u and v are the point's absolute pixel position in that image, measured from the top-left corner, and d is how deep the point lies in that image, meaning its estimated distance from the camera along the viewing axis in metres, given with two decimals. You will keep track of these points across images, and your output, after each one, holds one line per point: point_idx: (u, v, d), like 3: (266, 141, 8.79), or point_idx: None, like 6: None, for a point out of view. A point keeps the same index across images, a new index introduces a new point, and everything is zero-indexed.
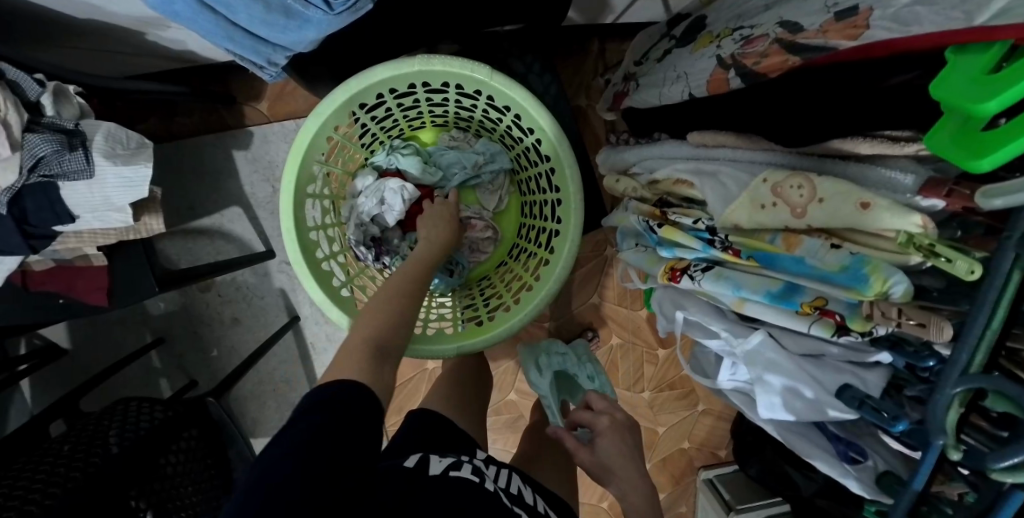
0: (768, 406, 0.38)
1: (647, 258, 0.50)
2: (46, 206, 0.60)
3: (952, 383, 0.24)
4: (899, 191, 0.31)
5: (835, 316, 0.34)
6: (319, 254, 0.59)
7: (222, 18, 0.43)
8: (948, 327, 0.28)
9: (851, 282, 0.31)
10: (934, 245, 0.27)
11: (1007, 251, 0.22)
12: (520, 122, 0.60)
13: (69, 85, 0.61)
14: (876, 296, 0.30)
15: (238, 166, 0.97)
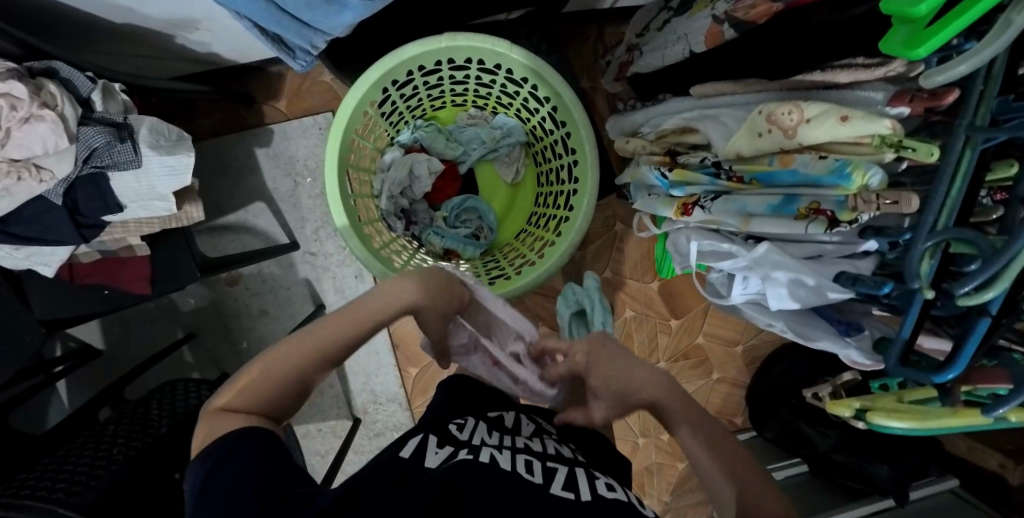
0: (777, 296, 0.43)
1: (657, 202, 0.55)
2: (96, 196, 0.64)
3: (924, 239, 0.30)
4: (873, 105, 0.35)
5: (827, 214, 0.38)
6: (360, 218, 0.63)
7: (272, 6, 0.48)
8: (915, 198, 0.33)
9: (838, 181, 0.35)
10: (901, 140, 0.31)
11: (960, 134, 0.28)
12: (537, 92, 0.65)
13: (113, 83, 0.65)
14: (859, 189, 0.34)
15: (260, 162, 1.02)
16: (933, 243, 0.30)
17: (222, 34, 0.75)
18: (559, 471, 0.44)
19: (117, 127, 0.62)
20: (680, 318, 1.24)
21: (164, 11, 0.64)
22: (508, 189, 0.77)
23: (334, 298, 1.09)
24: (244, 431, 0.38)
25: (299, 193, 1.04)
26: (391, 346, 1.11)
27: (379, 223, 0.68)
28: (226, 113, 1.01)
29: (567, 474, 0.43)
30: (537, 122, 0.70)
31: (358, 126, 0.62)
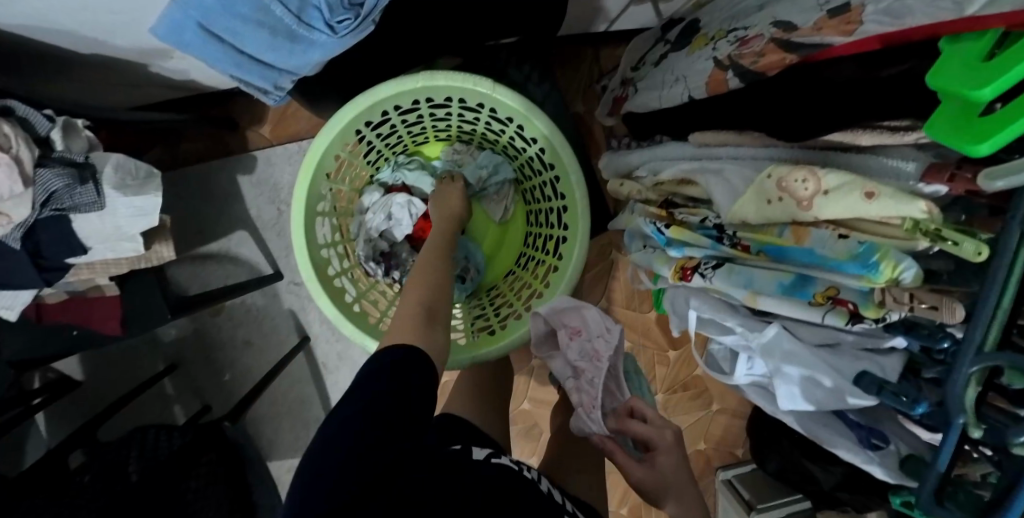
0: (789, 396, 0.39)
1: (656, 259, 0.51)
2: (58, 239, 0.61)
3: (967, 363, 0.25)
4: (903, 179, 0.31)
5: (848, 305, 0.35)
6: (330, 270, 0.60)
7: (230, 47, 0.45)
8: (961, 308, 0.29)
9: (863, 270, 0.31)
10: (941, 230, 0.28)
11: (1014, 231, 0.24)
12: (523, 132, 0.61)
13: (78, 118, 0.61)
14: (888, 281, 0.31)
15: (243, 189, 0.98)
16: (980, 369, 0.25)
17: (198, 63, 0.71)
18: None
19: (80, 167, 0.58)
20: (679, 347, 1.20)
21: (134, 42, 0.61)
22: (497, 227, 0.74)
23: (321, 329, 1.05)
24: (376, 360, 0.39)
25: (284, 222, 1.00)
26: None
27: (356, 268, 0.65)
28: (208, 139, 0.97)
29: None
30: (525, 160, 0.67)
31: (330, 171, 0.59)
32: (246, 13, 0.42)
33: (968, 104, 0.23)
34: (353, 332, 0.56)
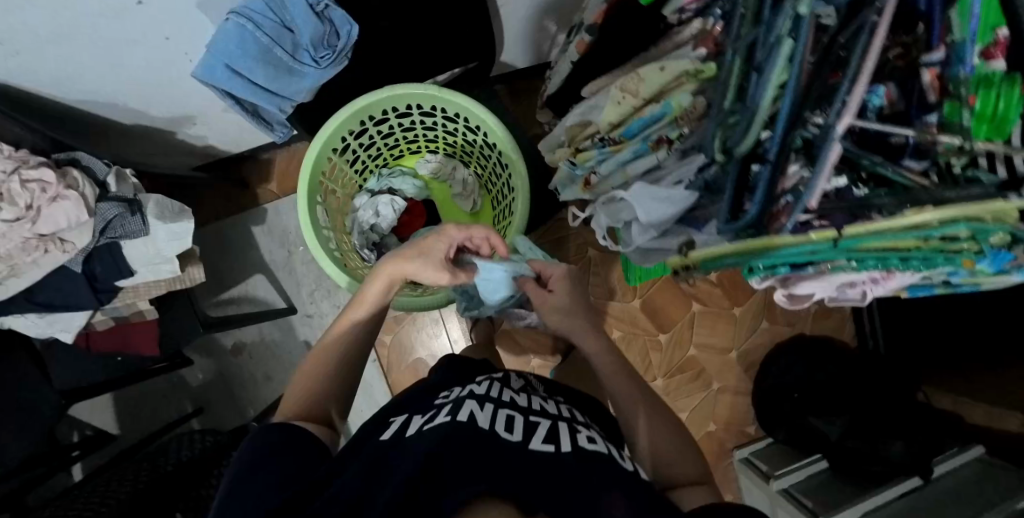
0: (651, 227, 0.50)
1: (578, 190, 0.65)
2: (111, 264, 0.75)
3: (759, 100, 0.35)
4: (682, 55, 0.47)
5: (666, 139, 0.50)
6: (334, 247, 0.74)
7: (247, 81, 0.61)
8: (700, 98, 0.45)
9: (666, 109, 0.48)
10: (697, 68, 0.45)
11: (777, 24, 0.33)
12: (472, 126, 0.77)
13: (127, 170, 0.77)
14: (679, 110, 0.47)
15: (257, 238, 1.13)
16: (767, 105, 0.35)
17: (217, 128, 0.89)
18: (541, 424, 0.53)
19: (130, 204, 0.73)
20: (668, 331, 1.27)
21: (166, 111, 0.79)
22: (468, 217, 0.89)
23: None
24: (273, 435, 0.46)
25: (294, 262, 1.13)
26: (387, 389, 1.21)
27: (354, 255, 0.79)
28: (222, 198, 1.12)
29: (549, 428, 0.52)
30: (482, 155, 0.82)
31: (323, 172, 0.72)
32: (255, 53, 0.59)
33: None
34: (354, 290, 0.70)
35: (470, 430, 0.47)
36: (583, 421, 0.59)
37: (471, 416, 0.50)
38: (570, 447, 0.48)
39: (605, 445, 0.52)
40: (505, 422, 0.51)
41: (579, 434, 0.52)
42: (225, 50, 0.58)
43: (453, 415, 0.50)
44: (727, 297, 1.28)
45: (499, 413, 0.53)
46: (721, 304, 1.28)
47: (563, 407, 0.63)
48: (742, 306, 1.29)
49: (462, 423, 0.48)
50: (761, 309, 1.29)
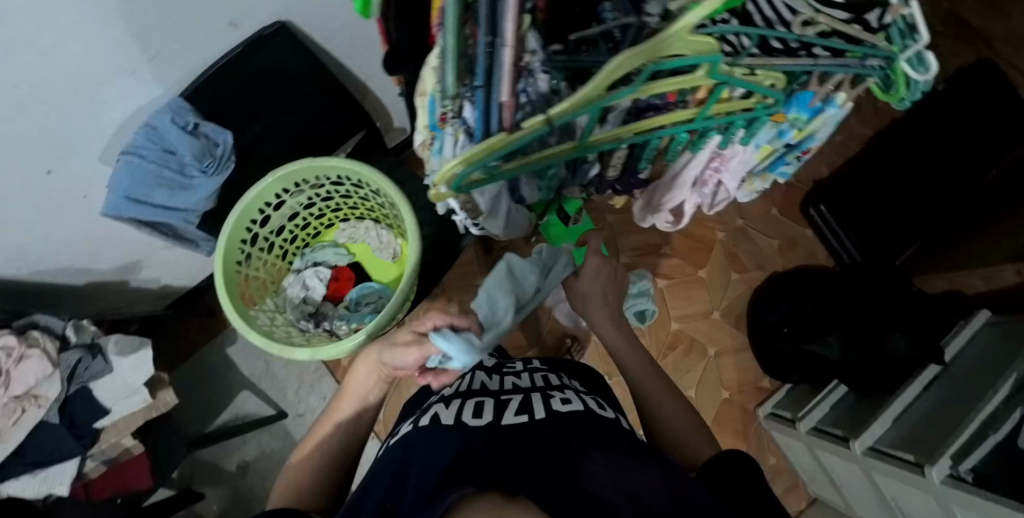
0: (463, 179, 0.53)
1: None
2: (87, 406, 0.81)
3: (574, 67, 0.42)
4: None
5: None
6: (267, 326, 0.80)
7: (148, 205, 0.71)
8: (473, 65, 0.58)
9: None
10: None
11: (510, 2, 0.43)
12: (359, 182, 0.83)
13: (86, 322, 0.87)
14: None
15: (234, 358, 1.19)
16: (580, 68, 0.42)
17: (162, 266, 0.99)
18: (515, 398, 0.55)
19: (90, 348, 0.82)
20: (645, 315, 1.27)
21: (112, 262, 0.90)
22: (392, 262, 0.93)
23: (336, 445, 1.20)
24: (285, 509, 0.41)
25: (272, 367, 1.19)
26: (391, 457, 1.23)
27: (293, 329, 0.85)
28: (195, 330, 1.19)
29: (522, 401, 0.54)
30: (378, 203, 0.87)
31: (237, 263, 0.78)
32: (148, 179, 0.69)
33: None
34: (290, 354, 0.73)
35: (425, 436, 0.47)
36: (559, 383, 0.64)
37: (460, 408, 0.53)
38: (544, 414, 0.50)
39: (580, 401, 0.56)
40: (474, 409, 0.53)
41: (554, 399, 0.55)
42: (123, 185, 0.69)
43: (415, 422, 0.54)
44: (689, 263, 1.30)
45: (468, 403, 0.55)
46: (687, 271, 1.30)
47: (536, 373, 0.68)
48: (707, 267, 1.30)
49: (423, 429, 0.49)
50: (726, 263, 1.30)
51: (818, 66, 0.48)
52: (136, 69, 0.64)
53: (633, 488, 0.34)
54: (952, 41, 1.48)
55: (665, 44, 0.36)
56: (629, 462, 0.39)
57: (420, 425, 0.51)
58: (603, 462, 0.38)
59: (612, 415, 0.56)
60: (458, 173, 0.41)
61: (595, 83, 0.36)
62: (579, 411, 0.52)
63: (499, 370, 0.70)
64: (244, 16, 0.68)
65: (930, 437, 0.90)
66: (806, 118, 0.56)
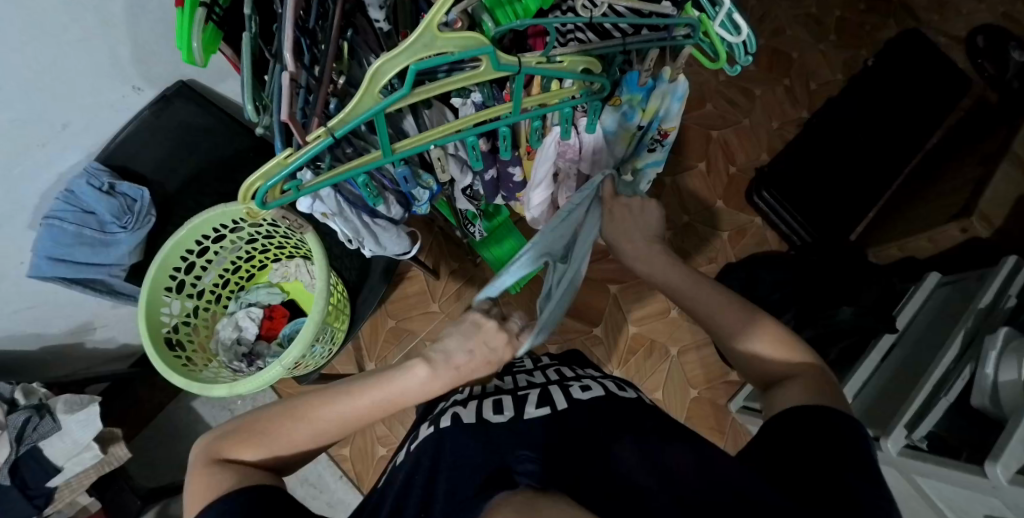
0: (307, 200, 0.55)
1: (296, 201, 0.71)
2: (37, 467, 0.84)
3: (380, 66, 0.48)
4: None
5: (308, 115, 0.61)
6: (197, 368, 0.85)
7: (72, 263, 0.76)
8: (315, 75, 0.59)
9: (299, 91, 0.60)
10: None
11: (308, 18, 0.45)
12: (277, 224, 0.88)
13: (39, 385, 0.90)
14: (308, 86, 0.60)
15: (200, 410, 1.23)
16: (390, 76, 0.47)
17: (118, 325, 1.07)
18: (531, 393, 0.52)
19: (37, 409, 0.84)
20: (601, 323, 1.27)
21: (62, 325, 0.96)
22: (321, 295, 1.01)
23: (304, 489, 1.22)
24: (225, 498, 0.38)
25: (237, 418, 1.24)
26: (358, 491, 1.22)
27: (225, 369, 0.90)
28: (163, 388, 1.23)
29: (541, 393, 0.51)
30: (300, 243, 0.94)
31: (164, 310, 0.83)
32: (69, 239, 0.74)
33: (186, 26, 0.43)
34: (210, 391, 0.77)
35: (460, 436, 0.45)
36: (576, 373, 0.58)
37: (477, 410, 0.49)
38: (567, 403, 0.48)
39: (600, 385, 0.53)
40: (493, 405, 0.50)
41: (573, 386, 0.52)
42: (44, 247, 0.74)
43: (435, 424, 0.50)
44: None
45: (484, 401, 0.52)
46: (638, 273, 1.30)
47: (549, 367, 0.62)
48: None
49: (445, 431, 0.47)
50: None
51: (627, 46, 0.50)
52: (46, 141, 0.69)
53: (664, 470, 0.36)
54: (872, 20, 1.52)
55: (419, 46, 0.39)
56: (659, 445, 0.41)
57: (441, 426, 0.48)
58: (632, 447, 0.40)
59: (635, 394, 0.53)
60: (260, 189, 0.47)
61: (363, 90, 0.40)
62: (602, 398, 0.49)
63: (512, 369, 0.64)
64: (145, 78, 0.72)
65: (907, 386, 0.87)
66: (642, 98, 0.61)
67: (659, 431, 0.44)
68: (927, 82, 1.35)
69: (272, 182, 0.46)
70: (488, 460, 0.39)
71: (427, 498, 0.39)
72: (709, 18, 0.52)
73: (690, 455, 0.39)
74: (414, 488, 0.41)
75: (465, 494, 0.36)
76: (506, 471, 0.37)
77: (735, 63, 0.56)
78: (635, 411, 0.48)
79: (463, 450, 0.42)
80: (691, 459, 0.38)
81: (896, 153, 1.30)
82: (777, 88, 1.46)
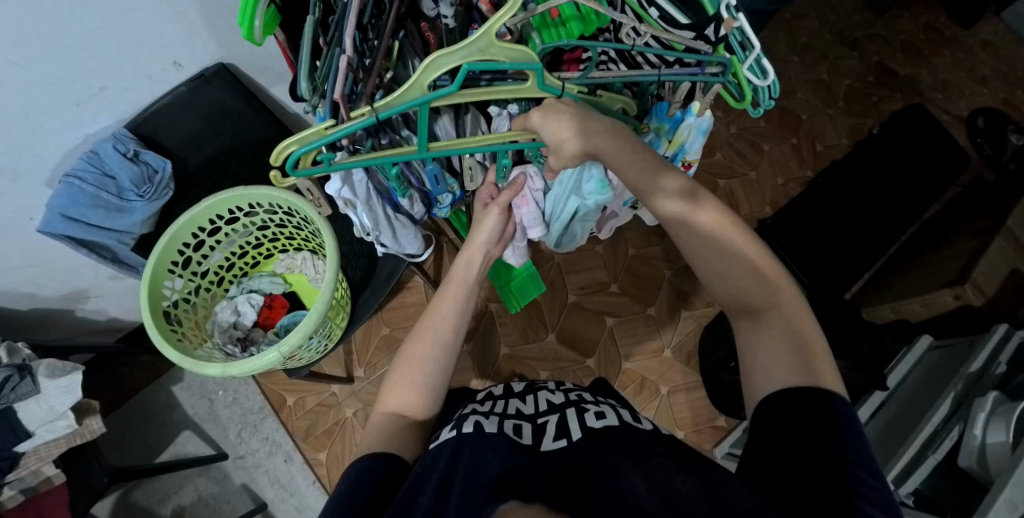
0: (335, 182, 0.55)
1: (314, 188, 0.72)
2: (7, 431, 0.81)
3: None
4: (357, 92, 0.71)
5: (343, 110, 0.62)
6: (190, 346, 0.84)
7: (83, 224, 0.76)
8: None
9: None
10: None
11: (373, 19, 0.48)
12: (291, 212, 0.88)
13: (23, 347, 0.89)
14: None
15: (178, 397, 1.21)
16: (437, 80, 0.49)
17: (112, 298, 1.06)
18: (549, 420, 0.52)
19: (19, 369, 0.83)
20: (595, 354, 1.27)
21: (57, 289, 0.96)
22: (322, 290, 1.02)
23: (274, 492, 1.16)
24: (378, 454, 0.47)
25: (216, 409, 1.21)
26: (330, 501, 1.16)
27: (217, 352, 0.90)
28: (143, 371, 1.20)
29: (558, 422, 0.52)
30: (312, 236, 0.95)
31: (167, 281, 0.82)
32: (86, 201, 0.75)
33: (250, 3, 0.45)
34: (199, 367, 0.76)
35: (481, 443, 0.46)
36: (594, 398, 0.59)
37: (494, 426, 0.49)
38: (581, 433, 0.48)
39: (615, 414, 0.53)
40: (512, 429, 0.50)
41: (589, 413, 0.53)
42: (59, 204, 0.74)
43: (457, 428, 0.50)
44: (637, 301, 1.32)
45: (505, 422, 0.52)
46: (636, 309, 1.31)
47: (571, 390, 0.62)
48: (655, 304, 1.31)
49: (467, 435, 0.47)
50: (674, 300, 1.32)
51: (662, 77, 0.53)
52: (82, 102, 0.71)
53: (673, 496, 0.37)
54: (879, 92, 1.60)
55: (474, 48, 0.42)
56: (670, 472, 0.40)
57: (463, 431, 0.48)
58: (641, 474, 0.40)
59: (649, 426, 0.52)
60: (294, 154, 0.46)
61: (413, 81, 0.42)
62: (614, 427, 0.49)
63: (531, 389, 0.63)
64: (188, 57, 0.75)
65: (897, 442, 0.88)
66: (669, 128, 0.65)
67: (663, 455, 0.43)
68: (928, 156, 1.41)
69: (299, 151, 0.45)
70: (503, 467, 0.41)
71: (441, 499, 0.39)
72: (738, 61, 0.55)
73: (687, 480, 0.39)
74: (427, 487, 0.42)
75: (479, 498, 0.37)
76: (517, 485, 0.38)
77: (759, 105, 0.59)
78: (645, 439, 0.47)
79: (484, 457, 0.43)
80: (698, 487, 0.37)
81: (895, 220, 1.34)
82: (786, 146, 1.51)
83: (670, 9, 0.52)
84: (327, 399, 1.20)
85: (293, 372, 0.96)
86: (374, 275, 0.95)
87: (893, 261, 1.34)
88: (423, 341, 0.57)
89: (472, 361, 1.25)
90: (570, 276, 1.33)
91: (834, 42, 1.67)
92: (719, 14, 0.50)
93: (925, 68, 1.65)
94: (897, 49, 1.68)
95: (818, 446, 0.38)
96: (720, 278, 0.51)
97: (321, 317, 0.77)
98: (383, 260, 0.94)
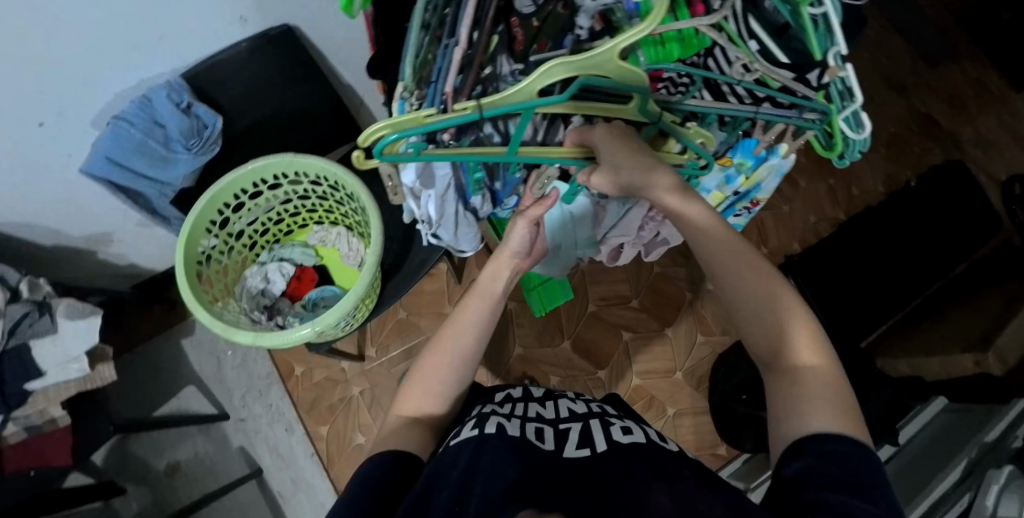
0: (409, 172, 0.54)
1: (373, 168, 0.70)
2: (20, 367, 0.79)
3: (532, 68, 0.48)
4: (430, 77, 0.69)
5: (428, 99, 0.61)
6: (219, 309, 0.83)
7: (126, 169, 0.75)
8: None
9: None
10: None
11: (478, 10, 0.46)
12: (334, 184, 0.86)
13: (42, 281, 0.87)
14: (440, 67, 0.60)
15: (186, 351, 1.19)
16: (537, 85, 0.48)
17: (135, 244, 1.04)
18: (571, 429, 0.52)
19: (39, 306, 0.82)
20: (607, 367, 1.27)
21: (83, 229, 0.94)
22: (353, 268, 1.00)
23: (271, 460, 1.16)
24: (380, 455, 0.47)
25: (223, 370, 1.20)
26: (323, 473, 1.15)
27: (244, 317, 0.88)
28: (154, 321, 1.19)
29: (582, 430, 0.51)
30: (351, 213, 0.93)
31: (203, 240, 0.80)
32: (132, 147, 0.73)
33: None
34: (227, 333, 0.74)
35: (503, 445, 0.45)
36: (617, 413, 0.59)
37: (517, 432, 0.48)
38: (606, 446, 0.48)
39: (642, 431, 0.52)
40: (535, 433, 0.50)
41: (615, 427, 0.52)
42: (107, 148, 0.73)
43: (479, 427, 0.49)
44: (655, 319, 1.31)
45: (527, 425, 0.52)
46: (653, 326, 1.31)
47: (593, 402, 0.62)
48: (673, 324, 1.31)
49: (488, 438, 0.46)
50: (693, 323, 1.31)
51: (758, 114, 0.52)
52: (141, 44, 0.68)
53: None
54: (920, 143, 1.59)
55: (594, 62, 0.39)
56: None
57: (486, 432, 0.48)
58: (673, 497, 0.39)
59: (675, 448, 0.52)
60: (382, 140, 0.43)
61: (524, 84, 0.40)
62: (639, 444, 0.49)
63: (553, 396, 0.63)
64: (254, 13, 0.73)
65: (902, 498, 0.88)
66: (750, 164, 0.64)
67: (689, 480, 0.42)
68: (960, 213, 1.41)
69: (390, 137, 0.43)
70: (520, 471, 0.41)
71: (460, 495, 0.40)
72: (833, 111, 0.54)
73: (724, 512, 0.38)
74: (448, 484, 0.41)
75: (500, 500, 0.37)
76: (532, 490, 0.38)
77: (843, 155, 0.59)
78: (675, 462, 0.46)
79: (501, 460, 0.43)
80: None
81: (919, 273, 1.34)
82: (822, 185, 1.50)
83: (771, 45, 0.51)
84: (336, 375, 1.20)
85: (314, 347, 0.95)
86: (406, 259, 0.94)
87: (912, 315, 1.35)
88: (443, 349, 0.57)
89: (485, 357, 1.25)
90: (593, 286, 1.32)
91: (883, 86, 1.66)
92: (826, 59, 0.48)
93: (968, 125, 1.64)
94: (945, 102, 1.66)
95: (853, 492, 0.36)
96: (762, 337, 0.50)
97: (358, 301, 0.76)
98: (419, 246, 0.93)
